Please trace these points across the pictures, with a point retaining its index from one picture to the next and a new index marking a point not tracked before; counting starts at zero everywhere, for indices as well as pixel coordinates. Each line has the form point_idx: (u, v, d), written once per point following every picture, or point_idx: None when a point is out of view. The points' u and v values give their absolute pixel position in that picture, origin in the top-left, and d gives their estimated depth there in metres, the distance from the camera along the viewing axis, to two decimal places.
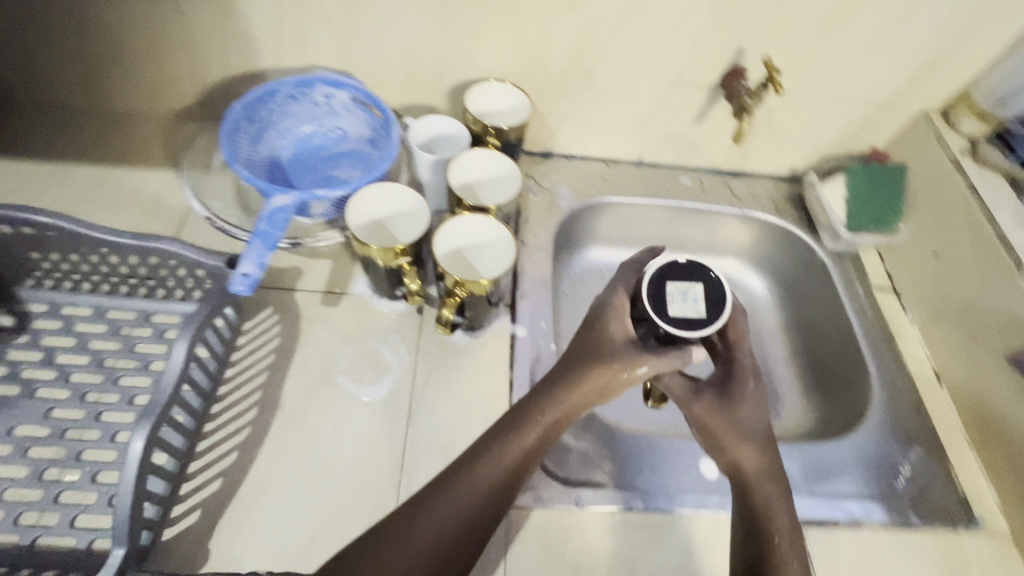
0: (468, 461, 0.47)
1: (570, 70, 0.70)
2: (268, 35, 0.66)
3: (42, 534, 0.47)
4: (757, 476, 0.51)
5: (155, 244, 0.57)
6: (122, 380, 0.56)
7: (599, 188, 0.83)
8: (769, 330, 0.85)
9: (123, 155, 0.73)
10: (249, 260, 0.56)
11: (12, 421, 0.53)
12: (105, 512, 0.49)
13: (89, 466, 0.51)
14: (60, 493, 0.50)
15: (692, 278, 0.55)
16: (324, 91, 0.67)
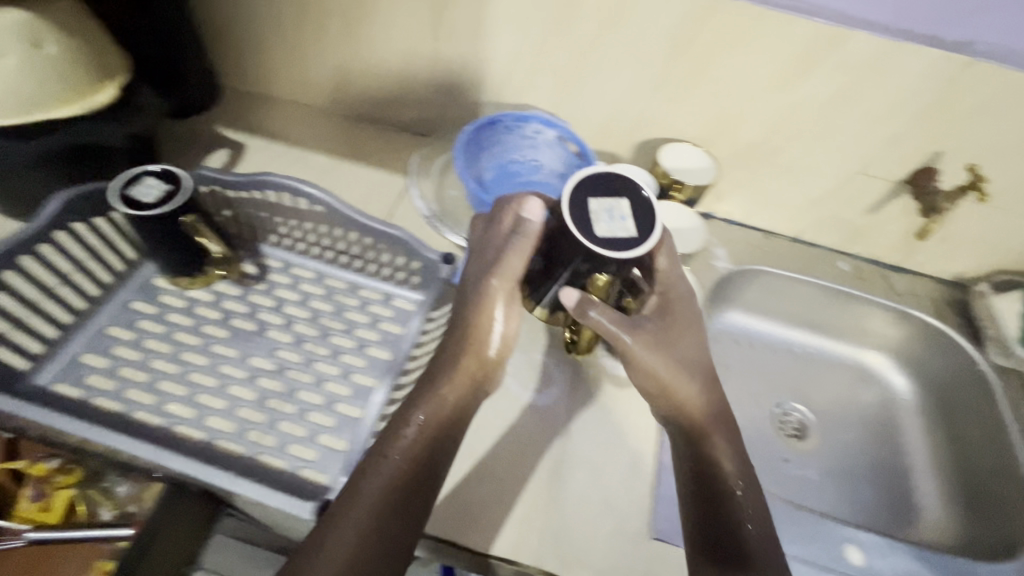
0: (379, 449, 0.50)
1: (760, 145, 0.75)
2: (498, 74, 0.77)
3: (263, 452, 0.56)
4: (728, 447, 0.54)
5: (384, 229, 0.66)
6: (333, 337, 0.65)
7: (755, 257, 0.87)
8: (914, 442, 0.83)
9: (350, 151, 0.86)
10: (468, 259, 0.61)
11: (247, 350, 0.63)
12: (310, 446, 0.57)
13: (303, 404, 0.60)
14: (278, 421, 0.58)
15: (618, 193, 0.49)
16: (536, 127, 0.77)
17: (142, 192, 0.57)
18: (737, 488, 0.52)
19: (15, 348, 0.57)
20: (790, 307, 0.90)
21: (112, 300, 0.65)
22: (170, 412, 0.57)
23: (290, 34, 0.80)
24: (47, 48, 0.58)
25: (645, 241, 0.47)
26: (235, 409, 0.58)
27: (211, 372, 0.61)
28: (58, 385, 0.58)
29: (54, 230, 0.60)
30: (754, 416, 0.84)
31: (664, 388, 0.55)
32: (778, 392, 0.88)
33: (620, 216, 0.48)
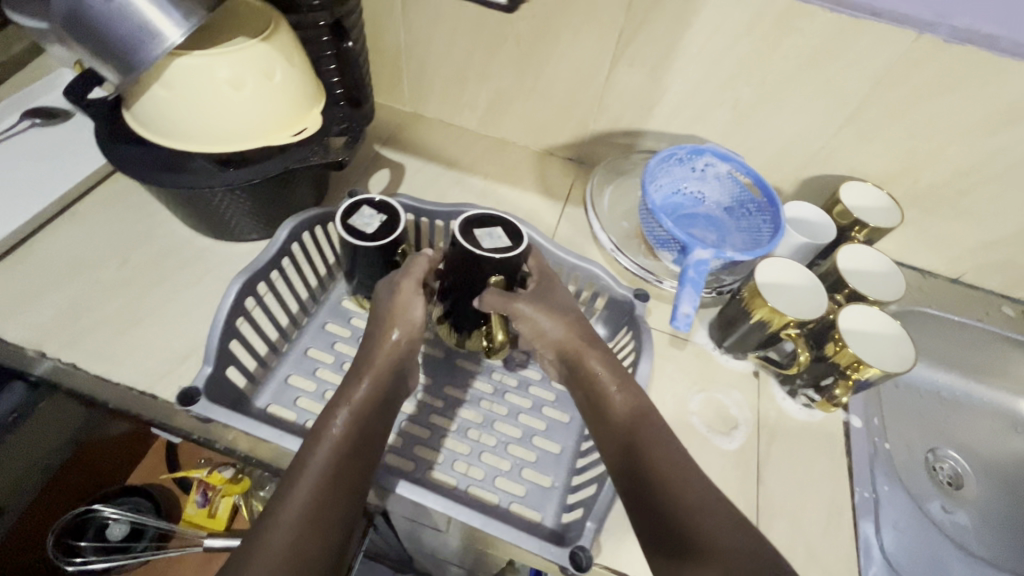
0: (322, 423, 0.50)
1: (942, 187, 0.73)
2: (670, 105, 0.77)
3: (473, 484, 0.57)
4: (641, 417, 0.52)
5: (582, 263, 0.70)
6: (520, 368, 0.67)
7: (913, 297, 0.84)
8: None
9: (503, 175, 0.88)
10: (686, 302, 0.61)
11: (439, 377, 0.65)
12: (519, 481, 0.58)
13: (502, 436, 0.61)
14: (482, 452, 0.59)
15: (492, 224, 0.57)
16: (708, 160, 0.75)
17: (362, 222, 0.60)
18: (643, 453, 0.49)
19: (243, 373, 0.60)
20: (947, 349, 0.87)
21: (312, 322, 0.68)
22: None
23: (460, 60, 0.82)
24: (277, 76, 0.60)
25: (518, 248, 0.55)
26: (439, 439, 0.60)
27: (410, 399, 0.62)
28: (277, 407, 0.61)
29: (278, 258, 0.63)
30: (911, 460, 0.81)
31: (572, 355, 0.58)
32: (931, 436, 0.85)
33: (500, 234, 0.56)
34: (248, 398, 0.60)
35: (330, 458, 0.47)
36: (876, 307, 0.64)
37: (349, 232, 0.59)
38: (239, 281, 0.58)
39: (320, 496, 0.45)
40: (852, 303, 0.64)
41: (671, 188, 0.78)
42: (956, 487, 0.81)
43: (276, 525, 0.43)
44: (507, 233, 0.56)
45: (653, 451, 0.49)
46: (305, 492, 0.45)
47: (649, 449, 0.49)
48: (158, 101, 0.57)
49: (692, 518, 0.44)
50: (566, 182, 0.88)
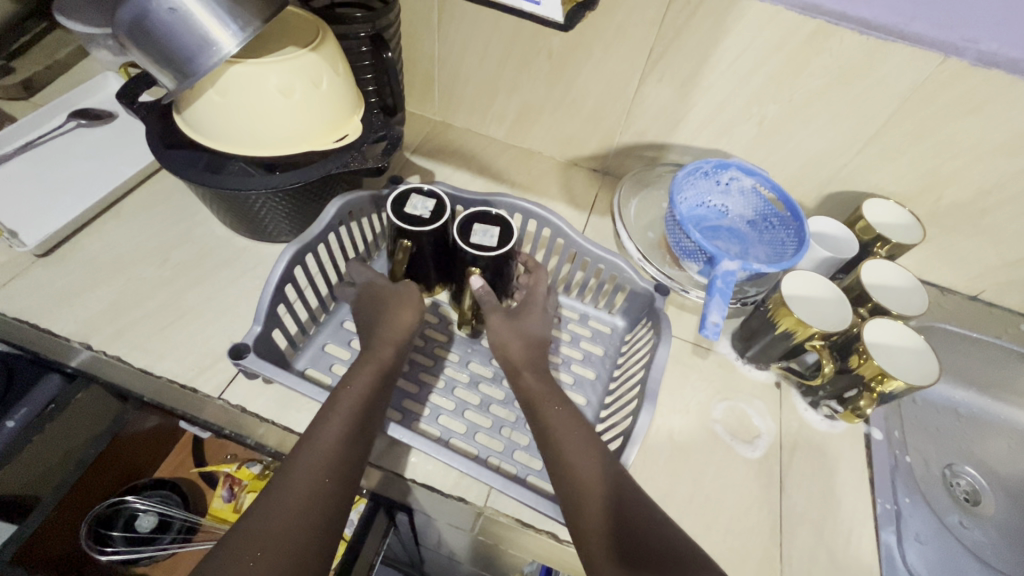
0: (324, 412, 0.51)
1: (963, 205, 0.75)
2: (697, 120, 0.79)
3: (493, 454, 0.60)
4: (575, 437, 0.53)
5: (607, 259, 0.70)
6: None
7: (931, 313, 0.85)
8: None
9: (530, 184, 0.90)
10: (715, 311, 0.62)
11: (467, 355, 0.68)
12: (535, 455, 0.61)
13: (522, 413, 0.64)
14: (502, 426, 0.62)
15: (495, 221, 0.62)
16: (733, 174, 0.77)
17: (414, 208, 0.61)
18: (611, 482, 0.49)
19: (285, 337, 0.63)
20: (963, 365, 0.88)
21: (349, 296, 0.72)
22: (407, 407, 0.62)
23: (492, 72, 0.84)
24: (324, 84, 0.62)
25: (502, 249, 0.60)
26: (463, 411, 0.63)
27: (437, 373, 0.66)
28: (314, 371, 0.64)
29: (324, 235, 0.67)
30: (929, 475, 0.82)
31: (510, 371, 0.59)
32: (946, 451, 0.86)
33: (493, 234, 0.61)
34: (288, 360, 0.64)
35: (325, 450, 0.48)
36: (902, 322, 0.65)
37: (401, 219, 0.60)
38: (288, 252, 0.62)
39: (315, 486, 0.46)
40: (879, 318, 0.65)
41: (695, 199, 0.79)
42: (972, 502, 0.81)
43: (272, 513, 0.43)
44: (502, 237, 0.61)
45: (587, 474, 0.50)
46: (301, 485, 0.45)
47: (582, 471, 0.50)
48: (209, 103, 0.59)
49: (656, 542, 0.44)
50: (590, 191, 0.90)
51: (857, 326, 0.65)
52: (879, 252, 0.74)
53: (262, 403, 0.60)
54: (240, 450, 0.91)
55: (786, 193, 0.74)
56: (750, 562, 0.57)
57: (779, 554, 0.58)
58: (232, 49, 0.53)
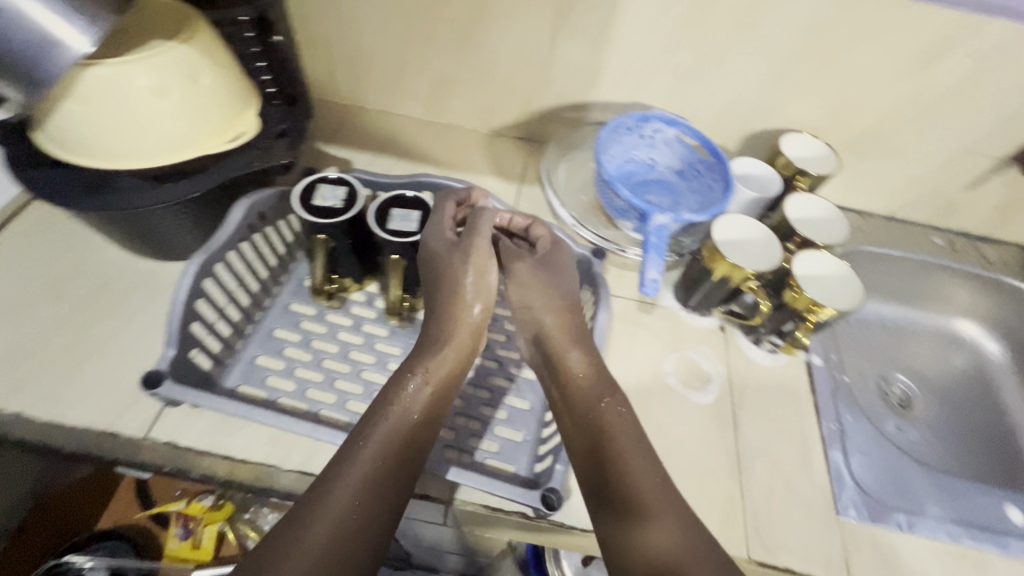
0: (375, 427, 0.51)
1: (871, 130, 0.78)
2: (614, 75, 0.77)
3: (448, 444, 0.58)
4: (604, 403, 0.55)
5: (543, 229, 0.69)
6: None
7: (854, 237, 0.90)
8: (1011, 402, 0.88)
9: (455, 161, 0.86)
10: (652, 268, 0.62)
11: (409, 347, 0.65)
12: (492, 438, 0.59)
13: (474, 397, 0.63)
14: (455, 415, 0.61)
15: (414, 204, 0.60)
16: (655, 126, 0.77)
17: (323, 199, 0.59)
18: (625, 444, 0.52)
19: (208, 355, 0.58)
20: (885, 283, 0.93)
21: (276, 302, 0.67)
22: (353, 410, 0.59)
23: (397, 46, 0.79)
24: (204, 80, 0.56)
25: (421, 231, 0.59)
26: None
27: (381, 370, 0.63)
28: (247, 387, 0.59)
29: (234, 241, 0.63)
30: (866, 389, 0.87)
31: (533, 329, 0.61)
32: (879, 364, 0.92)
33: (412, 218, 0.60)
34: (215, 378, 0.59)
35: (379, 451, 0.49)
36: (828, 251, 0.68)
37: (312, 214, 0.58)
38: (194, 264, 0.58)
39: (368, 487, 0.47)
40: (807, 250, 0.68)
41: (622, 156, 0.79)
42: (906, 406, 0.88)
43: (325, 510, 0.45)
44: (423, 219, 0.60)
45: (618, 442, 0.52)
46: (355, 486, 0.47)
47: (610, 437, 0.53)
48: (67, 113, 0.52)
49: (655, 507, 0.48)
50: (521, 161, 0.87)
51: (787, 262, 0.68)
52: (799, 187, 0.76)
53: (195, 434, 0.55)
54: (188, 485, 0.85)
55: (705, 134, 0.75)
56: (714, 502, 0.59)
57: (740, 489, 0.60)
58: (85, 47, 0.46)
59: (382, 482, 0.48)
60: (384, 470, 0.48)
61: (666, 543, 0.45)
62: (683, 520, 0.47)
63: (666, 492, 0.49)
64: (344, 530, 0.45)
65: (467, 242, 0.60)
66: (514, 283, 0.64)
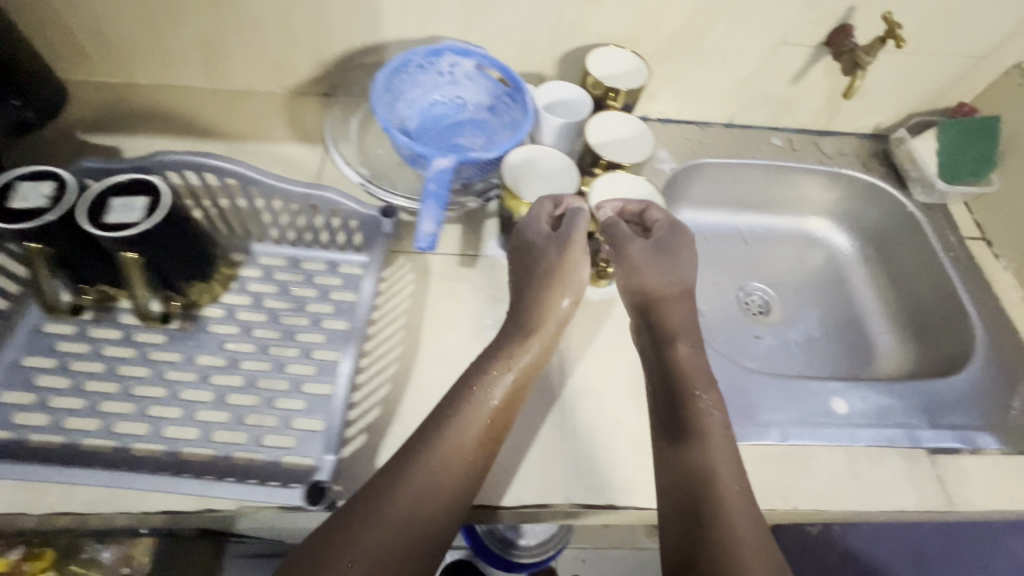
0: (460, 427, 0.50)
1: (681, 34, 0.73)
2: (396, 8, 0.69)
3: (235, 449, 0.53)
4: (700, 382, 0.54)
5: (318, 193, 0.62)
6: (283, 318, 0.61)
7: (694, 150, 0.85)
8: (859, 290, 0.90)
9: (248, 130, 0.76)
10: (427, 221, 0.58)
11: (190, 350, 0.58)
12: (288, 433, 0.54)
13: (266, 392, 0.56)
14: (244, 415, 0.54)
15: (139, 190, 0.52)
16: (450, 60, 0.69)
17: (24, 200, 0.51)
18: (698, 430, 0.50)
19: None
20: (734, 194, 0.91)
21: (22, 325, 0.57)
22: (120, 433, 0.52)
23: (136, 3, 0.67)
24: None
25: (148, 222, 0.50)
26: (192, 414, 0.54)
27: (155, 382, 0.55)
28: None
29: None
30: (722, 303, 0.87)
31: (654, 305, 0.59)
32: (738, 274, 0.91)
33: (139, 206, 0.51)
34: None
35: (447, 454, 0.48)
36: (627, 169, 0.65)
37: (11, 217, 0.50)
38: None
39: (428, 488, 0.47)
40: (606, 173, 0.65)
41: (424, 99, 0.72)
42: (765, 313, 0.88)
43: (383, 510, 0.45)
44: (149, 207, 0.51)
45: (708, 432, 0.50)
46: (416, 485, 0.46)
47: (705, 432, 0.50)
48: None
49: (727, 507, 0.45)
50: (327, 119, 0.78)
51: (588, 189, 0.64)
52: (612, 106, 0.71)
53: None
54: None
55: (501, 62, 0.68)
56: (536, 453, 0.56)
57: (564, 433, 0.57)
58: None
59: (439, 483, 0.47)
60: (446, 470, 0.48)
61: (746, 530, 0.44)
62: (743, 495, 0.46)
63: (734, 464, 0.48)
64: (403, 530, 0.45)
65: (565, 238, 0.59)
66: (625, 265, 0.61)
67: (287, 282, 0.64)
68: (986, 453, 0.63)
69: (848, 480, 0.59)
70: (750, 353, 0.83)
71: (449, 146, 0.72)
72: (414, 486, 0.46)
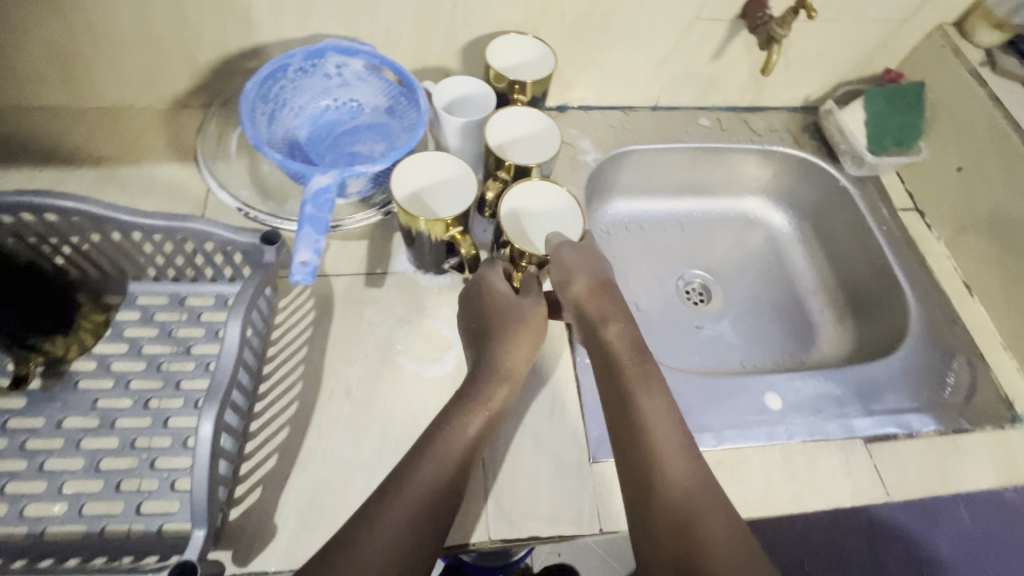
0: (430, 456, 0.47)
1: (587, 15, 0.68)
2: (268, 6, 0.62)
3: (109, 522, 0.47)
4: (658, 403, 0.51)
5: (185, 224, 0.53)
6: (164, 365, 0.55)
7: (619, 138, 0.81)
8: (798, 267, 0.87)
9: (124, 152, 0.69)
10: (304, 247, 0.48)
11: (56, 414, 0.52)
12: (171, 497, 0.49)
13: (146, 453, 0.50)
14: (120, 482, 0.49)
15: None
16: (336, 60, 0.63)
17: None
18: (658, 448, 0.48)
19: None
20: (666, 179, 0.87)
21: None
22: None
23: None
24: None
25: None
26: (59, 487, 0.48)
27: (13, 454, 0.49)
28: None
29: None
30: (660, 295, 0.83)
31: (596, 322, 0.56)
32: (675, 262, 0.87)
33: None
34: None
35: (429, 479, 0.46)
36: (539, 176, 0.59)
37: None
38: None
39: (411, 517, 0.44)
40: (518, 183, 0.59)
41: (314, 106, 0.66)
42: (708, 300, 0.84)
43: (370, 542, 0.42)
44: None
45: (674, 456, 0.47)
46: (401, 515, 0.44)
47: (671, 455, 0.48)
48: None
49: (699, 523, 0.44)
50: (214, 133, 0.71)
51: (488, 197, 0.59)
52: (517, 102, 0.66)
53: None
54: None
55: (390, 59, 0.62)
56: None
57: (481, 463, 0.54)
58: None
59: (420, 511, 0.45)
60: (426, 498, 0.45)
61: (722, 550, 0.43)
62: (704, 479, 0.47)
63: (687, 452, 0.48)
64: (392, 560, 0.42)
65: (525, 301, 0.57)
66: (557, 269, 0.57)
67: (170, 323, 0.58)
68: (921, 435, 0.62)
69: (782, 480, 0.57)
70: (691, 347, 0.79)
71: (347, 155, 0.66)
72: (397, 513, 0.44)
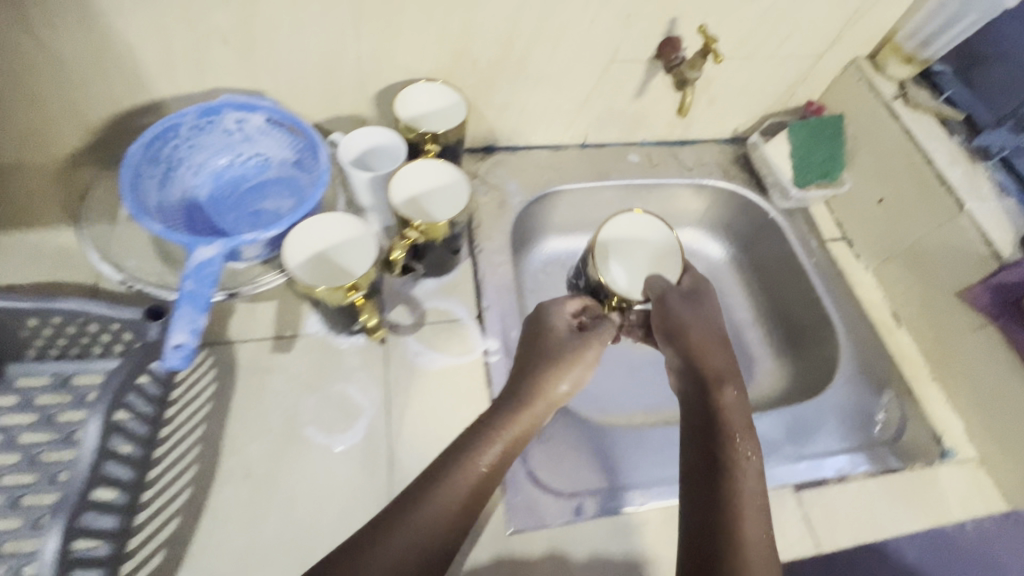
0: (467, 468, 0.47)
1: (500, 61, 0.66)
2: (156, 64, 0.58)
3: None
4: (734, 425, 0.50)
5: (58, 303, 0.51)
6: (40, 457, 0.50)
7: (548, 178, 0.79)
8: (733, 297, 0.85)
9: (12, 216, 0.64)
10: (180, 327, 0.48)
11: None
12: None
13: (9, 560, 0.46)
14: None
15: None
16: (235, 116, 0.60)
17: None
18: (725, 475, 0.47)
19: None
20: (599, 215, 0.86)
21: None
22: None
23: None
24: None
25: None
26: None
27: None
28: None
29: None
30: None
31: (698, 352, 0.56)
32: None
33: None
34: None
35: (457, 490, 0.46)
36: (638, 214, 0.70)
37: None
38: None
39: (431, 524, 0.44)
40: (614, 217, 0.69)
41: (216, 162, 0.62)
42: None
43: (378, 546, 0.42)
44: None
45: (749, 485, 0.46)
46: (426, 522, 0.44)
47: (748, 482, 0.46)
48: None
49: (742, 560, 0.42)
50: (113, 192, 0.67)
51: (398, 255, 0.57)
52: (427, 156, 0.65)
53: None
54: None
55: (294, 116, 0.60)
56: None
57: None
58: None
59: (447, 516, 0.45)
60: (456, 506, 0.45)
61: None
62: (761, 506, 0.46)
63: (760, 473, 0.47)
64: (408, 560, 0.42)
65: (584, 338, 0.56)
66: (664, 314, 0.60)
67: (50, 407, 0.53)
68: (851, 479, 0.61)
69: None
70: None
71: (250, 214, 0.63)
72: (424, 515, 0.44)
